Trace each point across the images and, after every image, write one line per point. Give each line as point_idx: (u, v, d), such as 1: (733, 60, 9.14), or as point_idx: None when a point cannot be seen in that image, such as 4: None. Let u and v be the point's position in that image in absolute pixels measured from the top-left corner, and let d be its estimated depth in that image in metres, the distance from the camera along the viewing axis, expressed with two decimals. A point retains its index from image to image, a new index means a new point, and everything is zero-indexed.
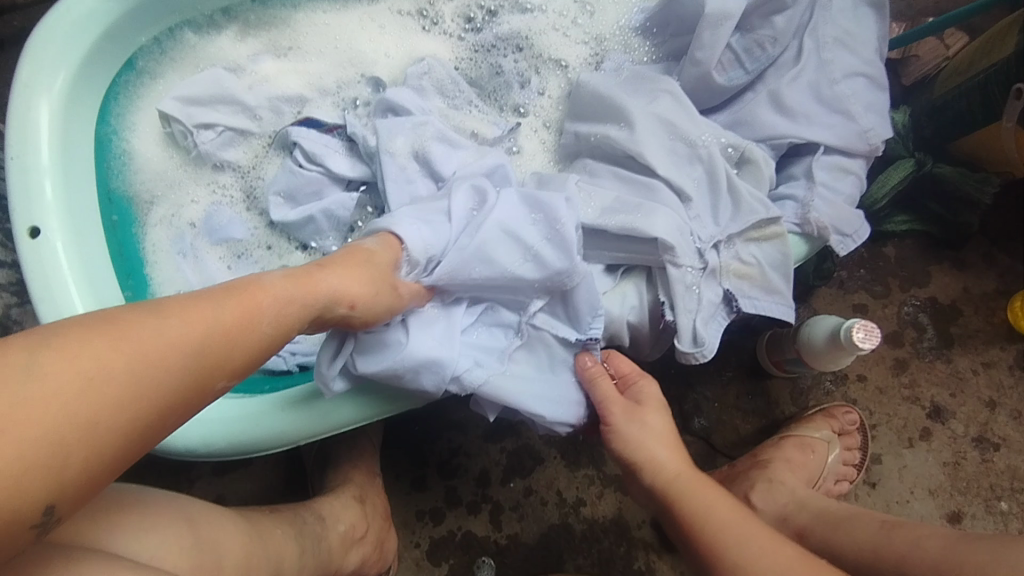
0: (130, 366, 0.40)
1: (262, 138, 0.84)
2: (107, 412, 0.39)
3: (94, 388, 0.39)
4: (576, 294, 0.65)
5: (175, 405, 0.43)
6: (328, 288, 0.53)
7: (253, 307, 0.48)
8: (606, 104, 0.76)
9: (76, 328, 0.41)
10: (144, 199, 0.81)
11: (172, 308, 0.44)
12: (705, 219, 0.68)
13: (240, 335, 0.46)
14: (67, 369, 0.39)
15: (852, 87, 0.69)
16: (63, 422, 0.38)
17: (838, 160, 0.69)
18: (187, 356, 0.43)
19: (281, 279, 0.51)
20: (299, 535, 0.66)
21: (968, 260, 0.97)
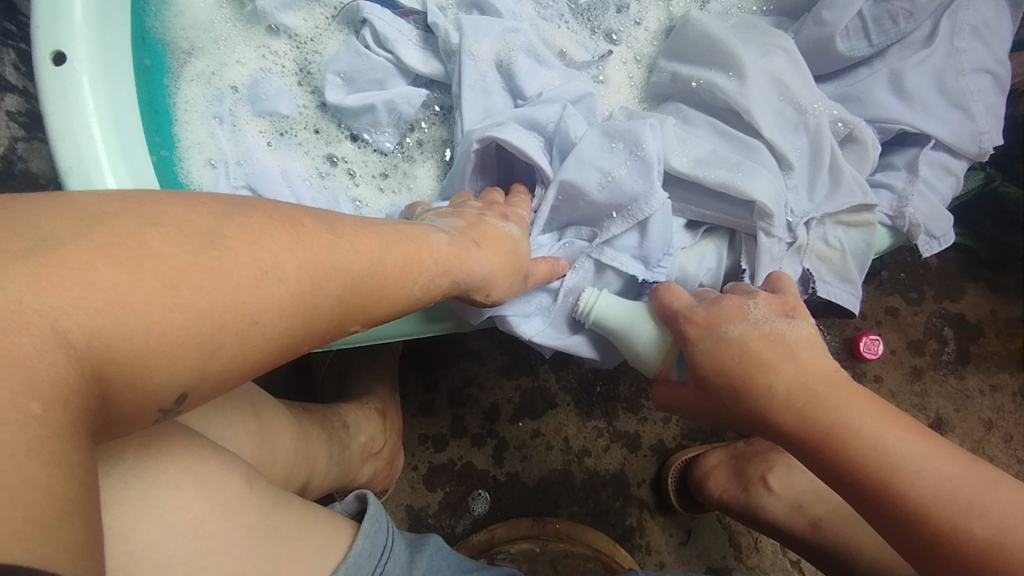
0: (300, 267, 0.40)
1: (327, 7, 0.74)
2: (270, 311, 0.39)
3: (268, 283, 0.39)
4: (650, 225, 0.58)
5: (314, 328, 0.42)
6: (481, 270, 0.52)
7: (414, 261, 0.47)
8: (714, 47, 0.69)
9: (271, 215, 0.41)
10: (182, 48, 0.71)
11: (345, 230, 0.44)
12: (801, 193, 0.64)
13: (395, 284, 0.46)
14: (243, 258, 0.38)
15: (977, 83, 0.66)
16: (235, 306, 0.37)
17: (944, 159, 0.66)
18: (346, 282, 0.43)
19: (449, 248, 0.50)
20: (329, 441, 0.64)
21: (1001, 284, 0.98)
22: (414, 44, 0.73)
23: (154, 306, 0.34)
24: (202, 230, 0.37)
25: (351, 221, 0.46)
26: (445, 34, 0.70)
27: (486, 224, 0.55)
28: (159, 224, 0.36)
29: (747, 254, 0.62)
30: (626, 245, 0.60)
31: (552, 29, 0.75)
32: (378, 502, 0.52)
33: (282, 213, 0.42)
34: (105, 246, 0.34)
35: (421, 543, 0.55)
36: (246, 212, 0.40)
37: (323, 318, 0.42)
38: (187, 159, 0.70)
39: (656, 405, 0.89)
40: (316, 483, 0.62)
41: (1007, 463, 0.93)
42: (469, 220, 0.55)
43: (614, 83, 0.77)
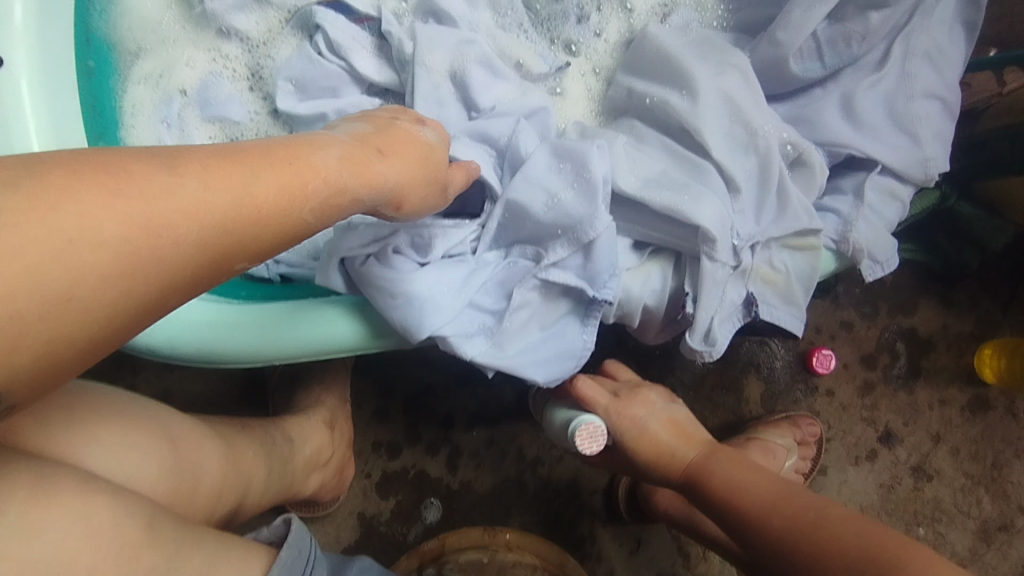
0: (145, 209, 0.39)
1: (280, 10, 0.72)
2: (87, 284, 0.37)
3: (75, 252, 0.37)
4: (595, 249, 0.58)
5: (172, 280, 0.41)
6: (385, 181, 0.51)
7: (291, 190, 0.45)
8: (670, 66, 0.69)
9: (90, 165, 0.39)
10: (130, 50, 0.70)
11: (191, 167, 0.42)
12: (748, 216, 0.64)
13: (272, 213, 0.44)
14: (50, 221, 0.36)
15: (926, 109, 0.66)
16: (75, 257, 0.37)
17: (891, 183, 0.66)
18: (201, 219, 0.41)
19: (335, 159, 0.48)
20: (268, 456, 0.64)
21: (954, 299, 0.99)
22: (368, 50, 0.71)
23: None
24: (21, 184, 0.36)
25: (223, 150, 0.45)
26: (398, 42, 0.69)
27: (387, 133, 0.54)
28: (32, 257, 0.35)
29: (688, 280, 0.63)
30: (571, 265, 0.60)
31: (509, 40, 0.74)
32: (301, 529, 0.53)
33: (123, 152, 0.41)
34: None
35: (344, 566, 0.56)
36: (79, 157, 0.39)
37: (196, 257, 0.41)
38: None
39: None
40: (252, 498, 0.61)
41: (952, 476, 0.96)
42: (371, 126, 0.54)
43: (570, 96, 0.76)
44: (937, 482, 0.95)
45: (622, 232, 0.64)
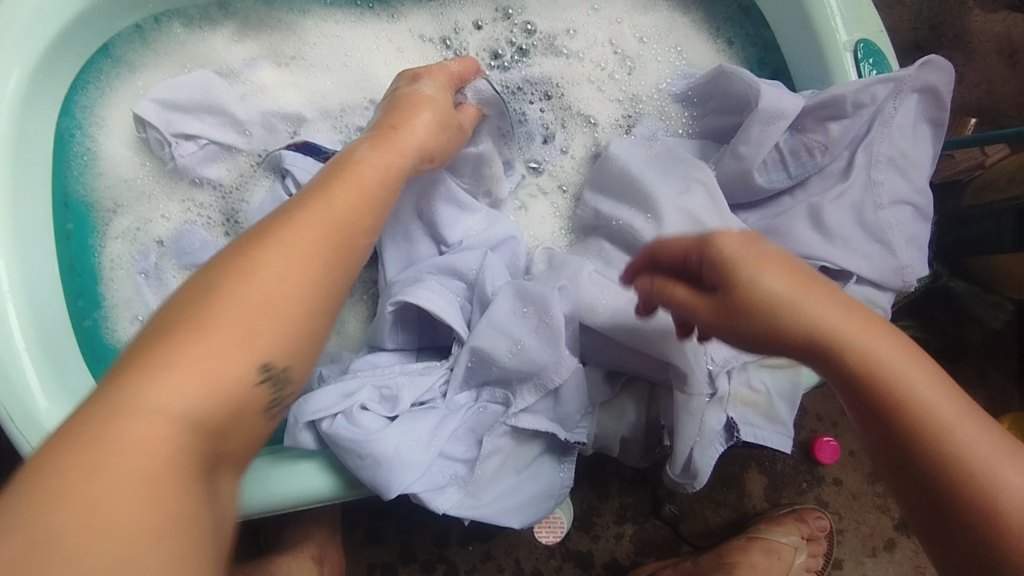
0: (203, 356, 0.40)
1: (250, 156, 0.75)
2: (131, 466, 0.33)
3: (98, 470, 0.32)
4: (564, 392, 0.59)
5: (220, 400, 0.40)
6: (412, 145, 0.59)
7: (286, 280, 0.45)
8: (632, 187, 0.69)
9: (149, 330, 0.40)
10: (106, 207, 0.72)
11: (256, 265, 0.45)
12: (723, 340, 0.62)
13: (342, 254, 0.50)
14: (120, 426, 0.34)
15: (897, 216, 0.65)
16: (145, 444, 0.34)
17: (869, 293, 0.65)
18: (239, 338, 0.42)
19: (376, 172, 0.56)
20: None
21: (961, 374, 0.95)
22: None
23: (40, 512, 0.30)
24: (87, 415, 0.35)
25: (188, 293, 0.43)
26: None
27: (345, 175, 0.54)
28: None
29: (666, 412, 0.62)
30: (541, 408, 0.60)
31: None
32: None
33: (150, 338, 0.40)
34: (43, 487, 0.31)
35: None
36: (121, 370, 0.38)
37: (251, 360, 0.42)
38: (109, 319, 0.70)
39: (608, 521, 0.87)
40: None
41: None
42: (320, 184, 0.53)
43: (539, 215, 0.77)
44: None
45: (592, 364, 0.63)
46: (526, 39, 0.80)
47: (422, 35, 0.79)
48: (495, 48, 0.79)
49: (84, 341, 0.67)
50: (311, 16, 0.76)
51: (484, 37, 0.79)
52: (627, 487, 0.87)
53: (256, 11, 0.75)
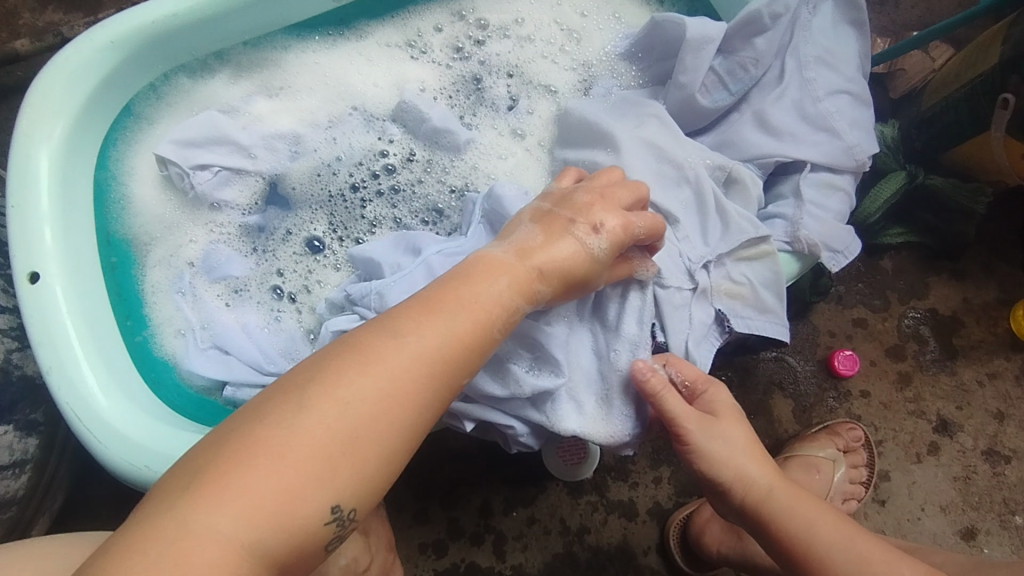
0: (317, 428, 0.44)
1: (258, 175, 0.86)
2: (242, 525, 0.41)
3: (243, 526, 0.41)
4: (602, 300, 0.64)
5: (369, 481, 0.45)
6: (541, 290, 0.56)
7: (484, 319, 0.52)
8: (593, 130, 0.76)
9: (271, 403, 0.46)
10: (143, 241, 0.82)
11: (355, 360, 0.47)
12: (695, 241, 0.68)
13: (461, 357, 0.50)
14: (191, 528, 0.40)
15: (836, 104, 0.70)
16: (301, 457, 0.43)
17: (826, 177, 0.70)
18: (442, 360, 0.49)
19: (504, 285, 0.54)
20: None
21: (966, 270, 0.96)
22: (409, 160, 0.87)
23: (204, 518, 0.40)
24: (216, 442, 0.44)
25: (425, 296, 0.53)
26: (410, 152, 0.87)
27: (559, 240, 0.57)
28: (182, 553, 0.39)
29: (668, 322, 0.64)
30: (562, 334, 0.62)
31: (454, 166, 0.86)
32: None
33: (329, 351, 0.49)
34: (170, 553, 0.39)
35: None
36: (314, 372, 0.47)
37: (415, 388, 0.48)
38: (156, 335, 0.79)
39: (643, 467, 0.89)
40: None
41: None
42: (536, 235, 0.58)
43: (525, 169, 0.84)
44: (1018, 462, 0.89)
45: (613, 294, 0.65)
46: (481, 33, 0.91)
47: (389, 43, 0.91)
48: (456, 44, 0.91)
49: (136, 355, 0.77)
50: (292, 50, 0.89)
51: (445, 36, 0.91)
52: None
53: (246, 55, 0.87)
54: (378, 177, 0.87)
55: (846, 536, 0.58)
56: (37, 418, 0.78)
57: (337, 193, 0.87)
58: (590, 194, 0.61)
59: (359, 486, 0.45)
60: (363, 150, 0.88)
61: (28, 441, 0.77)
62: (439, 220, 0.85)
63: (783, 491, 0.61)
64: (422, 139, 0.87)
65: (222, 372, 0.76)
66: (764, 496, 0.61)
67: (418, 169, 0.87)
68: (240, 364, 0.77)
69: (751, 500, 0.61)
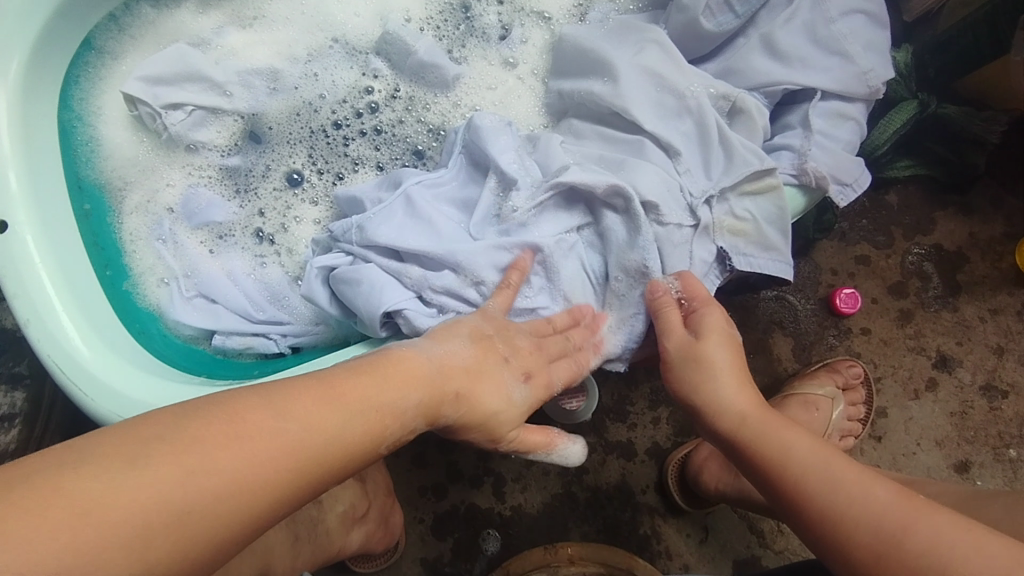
0: (221, 463, 0.40)
1: (235, 114, 0.81)
2: (107, 527, 0.35)
3: (100, 524, 0.35)
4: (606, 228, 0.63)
5: (236, 531, 0.40)
6: (451, 411, 0.52)
7: (372, 424, 0.47)
8: (589, 59, 0.72)
9: (208, 414, 0.42)
10: (117, 185, 0.78)
11: (296, 407, 0.44)
12: (696, 174, 0.65)
13: (363, 443, 0.47)
14: (43, 513, 0.35)
15: (850, 25, 0.65)
16: (126, 520, 0.36)
17: (837, 105, 0.66)
18: (350, 440, 0.46)
19: (414, 395, 0.50)
20: (290, 523, 0.67)
21: (974, 204, 0.93)
22: (392, 97, 0.82)
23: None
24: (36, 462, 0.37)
25: (329, 382, 0.48)
26: (394, 88, 0.82)
27: (483, 370, 0.55)
28: (18, 528, 0.34)
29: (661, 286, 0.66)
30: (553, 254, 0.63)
31: (436, 103, 0.81)
32: None
33: (208, 404, 0.43)
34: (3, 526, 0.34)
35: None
36: (239, 400, 0.44)
37: (272, 479, 0.41)
38: (137, 285, 0.76)
39: (642, 408, 0.89)
40: (283, 564, 0.65)
41: None
42: (470, 356, 0.55)
43: (517, 98, 0.79)
44: (1015, 396, 0.89)
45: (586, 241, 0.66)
46: None
47: None
48: None
49: (118, 304, 0.74)
50: None
51: None
52: (653, 370, 0.89)
53: None
54: (361, 115, 0.82)
55: (823, 457, 0.53)
56: (21, 371, 0.78)
57: (319, 130, 0.82)
58: (534, 343, 0.60)
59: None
60: (346, 86, 0.82)
61: (14, 395, 0.77)
62: (421, 162, 0.81)
63: (759, 416, 0.57)
64: (407, 75, 0.82)
65: (211, 322, 0.75)
66: (742, 418, 0.58)
67: (400, 106, 0.82)
68: (228, 314, 0.76)
69: (724, 422, 0.58)
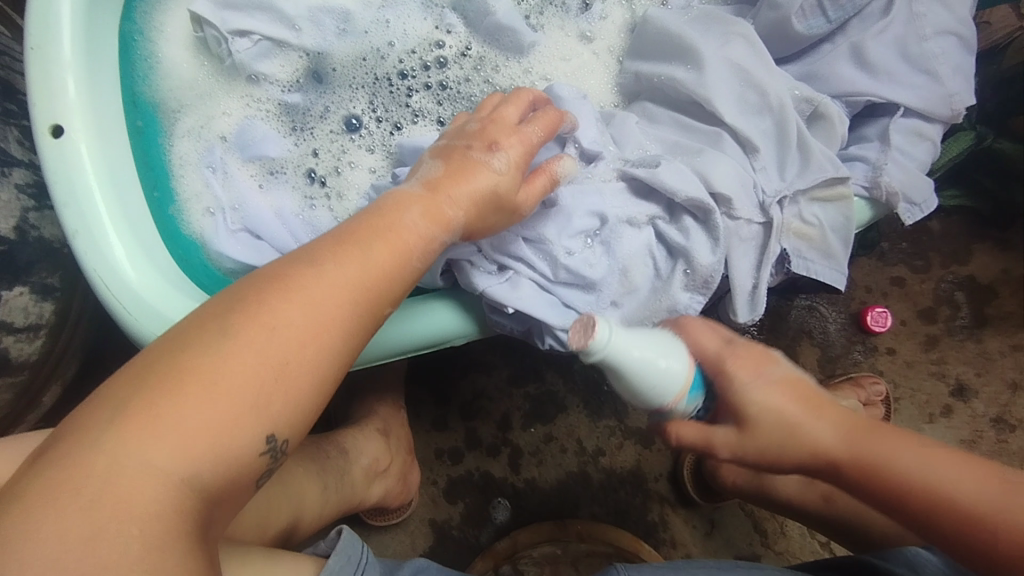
0: (288, 313, 0.44)
1: (300, 50, 0.79)
2: (222, 400, 0.40)
3: (216, 393, 0.40)
4: (686, 227, 0.62)
5: (323, 363, 0.45)
6: (451, 204, 0.54)
7: (398, 248, 0.50)
8: (673, 43, 0.71)
9: (260, 283, 0.46)
10: (172, 107, 0.76)
11: (325, 254, 0.48)
12: (771, 173, 0.65)
13: (394, 267, 0.50)
14: (164, 402, 0.39)
15: (942, 45, 0.65)
16: (236, 385, 0.41)
17: (917, 124, 0.66)
18: (387, 266, 0.49)
19: (420, 213, 0.53)
20: (321, 472, 0.69)
21: (1012, 241, 0.95)
22: (462, 54, 0.80)
23: (135, 449, 0.38)
24: (134, 370, 0.41)
25: (343, 229, 0.51)
26: (466, 46, 0.80)
27: (468, 169, 0.56)
28: (141, 424, 0.39)
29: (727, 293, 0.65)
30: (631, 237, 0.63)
31: (507, 67, 0.80)
32: (351, 538, 0.58)
33: (251, 278, 0.47)
34: (132, 422, 0.39)
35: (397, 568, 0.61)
36: (279, 264, 0.48)
37: (336, 313, 0.46)
38: (182, 211, 0.74)
39: None
40: (312, 513, 0.66)
41: None
42: (445, 167, 0.56)
43: (590, 73, 0.79)
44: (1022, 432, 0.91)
45: (657, 237, 0.64)
46: None
47: None
48: None
49: (163, 227, 0.71)
50: None
51: None
52: None
53: None
54: (429, 69, 0.80)
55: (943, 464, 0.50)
56: (54, 283, 0.75)
57: (383, 77, 0.80)
58: (483, 122, 0.60)
59: (291, 417, 0.43)
60: (418, 37, 0.80)
61: (44, 306, 0.74)
62: None
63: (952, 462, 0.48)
64: (481, 35, 0.80)
65: (254, 257, 0.73)
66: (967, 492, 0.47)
67: (470, 66, 0.80)
68: (273, 252, 0.74)
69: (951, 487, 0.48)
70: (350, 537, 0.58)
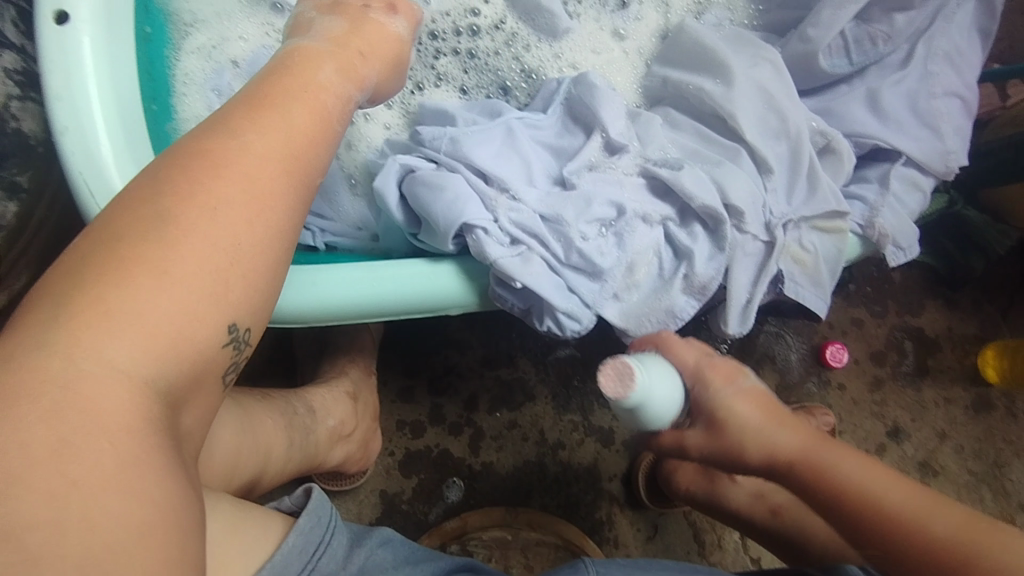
0: (226, 191, 0.42)
1: None
2: (180, 292, 0.39)
3: (170, 285, 0.38)
4: (696, 232, 0.64)
5: (275, 239, 0.44)
6: (370, 68, 0.55)
7: (318, 109, 0.49)
8: (704, 55, 0.72)
9: (182, 164, 0.43)
10: (185, 20, 0.72)
11: (241, 123, 0.46)
12: (779, 196, 0.68)
13: (320, 130, 0.49)
14: (113, 297, 0.37)
15: (947, 105, 0.70)
16: (193, 273, 0.39)
17: (914, 174, 0.70)
18: (313, 129, 0.48)
19: (332, 70, 0.52)
20: (289, 427, 0.67)
21: (959, 302, 1.02)
22: (496, 26, 0.79)
23: (91, 347, 0.35)
24: (65, 266, 0.38)
25: (252, 95, 0.48)
26: (501, 19, 0.80)
27: (363, 28, 0.56)
28: (91, 321, 0.36)
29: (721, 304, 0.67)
30: (643, 233, 0.63)
31: (538, 49, 0.80)
32: (320, 497, 0.56)
33: (167, 160, 0.44)
34: (78, 320, 0.36)
35: (363, 537, 0.58)
36: (195, 142, 0.45)
37: (274, 185, 0.45)
38: (179, 128, 0.70)
39: None
40: (274, 468, 0.64)
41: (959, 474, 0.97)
42: (344, 23, 0.56)
43: (617, 70, 0.80)
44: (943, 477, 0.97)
45: (665, 237, 0.65)
46: None
47: None
48: None
49: (157, 141, 0.66)
50: None
51: None
52: None
53: None
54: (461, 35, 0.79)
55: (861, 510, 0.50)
56: (23, 182, 0.69)
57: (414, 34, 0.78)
58: None
59: (252, 301, 0.42)
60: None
61: (5, 206, 0.69)
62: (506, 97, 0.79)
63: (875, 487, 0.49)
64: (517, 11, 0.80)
65: None
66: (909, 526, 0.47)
67: (502, 39, 0.79)
68: None
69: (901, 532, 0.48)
70: (321, 498, 0.55)
